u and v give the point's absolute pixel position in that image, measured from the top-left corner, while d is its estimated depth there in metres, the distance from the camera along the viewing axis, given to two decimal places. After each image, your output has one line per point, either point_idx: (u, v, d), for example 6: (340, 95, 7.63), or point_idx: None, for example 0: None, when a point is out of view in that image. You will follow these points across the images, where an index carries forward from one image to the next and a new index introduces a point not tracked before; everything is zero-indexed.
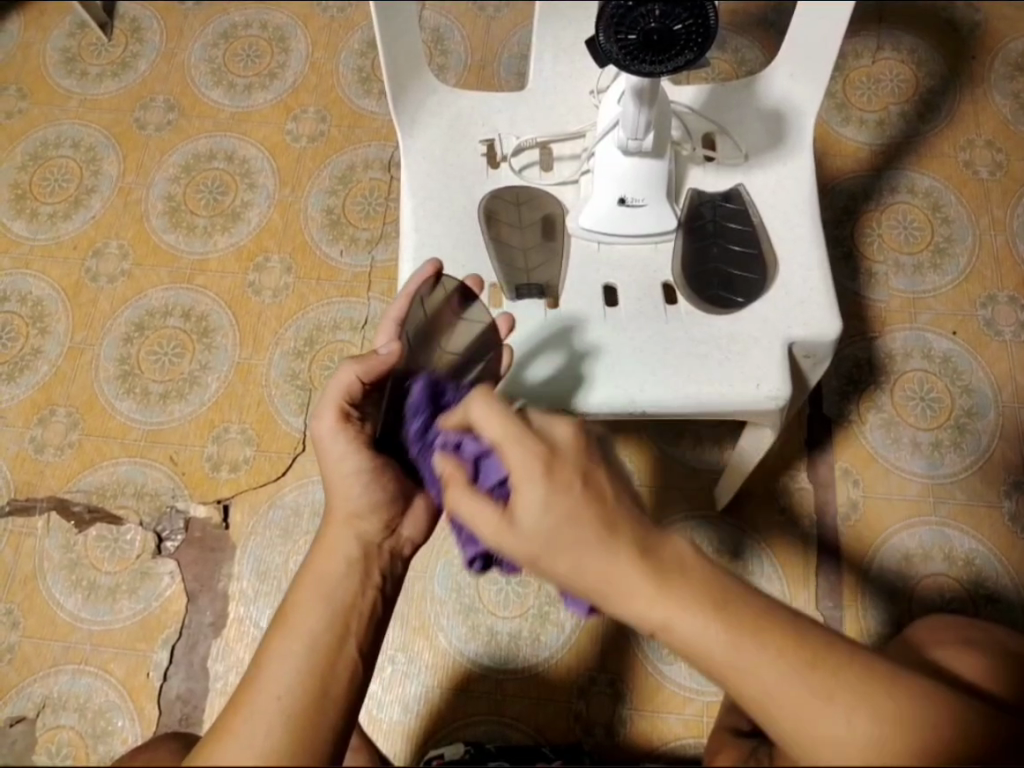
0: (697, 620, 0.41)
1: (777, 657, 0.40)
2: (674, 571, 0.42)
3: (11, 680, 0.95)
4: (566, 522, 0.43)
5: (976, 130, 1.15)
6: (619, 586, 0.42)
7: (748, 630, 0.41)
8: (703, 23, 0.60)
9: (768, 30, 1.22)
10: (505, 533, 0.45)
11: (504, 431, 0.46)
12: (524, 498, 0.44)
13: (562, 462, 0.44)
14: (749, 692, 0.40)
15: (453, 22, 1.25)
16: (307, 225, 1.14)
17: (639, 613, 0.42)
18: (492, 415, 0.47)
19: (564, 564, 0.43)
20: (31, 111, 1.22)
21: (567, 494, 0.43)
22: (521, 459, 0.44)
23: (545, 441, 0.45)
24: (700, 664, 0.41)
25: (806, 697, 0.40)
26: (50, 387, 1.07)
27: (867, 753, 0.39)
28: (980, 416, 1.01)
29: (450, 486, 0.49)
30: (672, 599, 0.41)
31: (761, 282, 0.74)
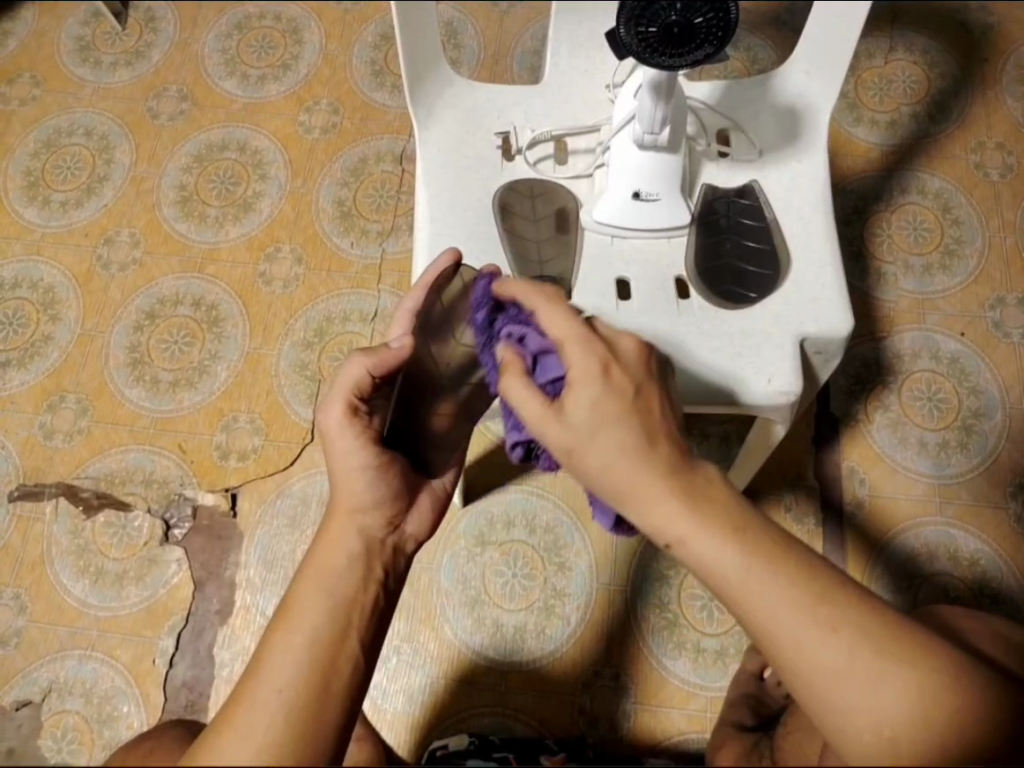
0: (718, 539, 0.47)
1: (786, 580, 0.45)
2: (703, 494, 0.48)
3: (18, 664, 0.95)
4: (610, 420, 0.50)
5: (987, 131, 1.16)
6: (647, 491, 0.48)
7: (765, 557, 0.46)
8: (723, 17, 0.60)
9: (780, 29, 1.22)
10: (550, 422, 0.51)
11: (568, 334, 0.54)
12: (575, 397, 0.51)
13: (621, 369, 0.52)
14: (754, 611, 0.45)
15: (467, 16, 1.26)
16: (318, 216, 1.15)
17: (665, 521, 0.48)
18: (560, 317, 0.55)
19: (595, 458, 0.50)
20: (44, 99, 1.22)
21: (617, 397, 0.51)
22: (583, 359, 0.52)
23: (605, 346, 0.53)
24: (718, 585, 0.47)
25: (808, 626, 0.44)
26: (61, 373, 1.08)
27: (857, 679, 0.43)
28: (987, 416, 1.02)
29: (507, 372, 0.55)
30: (697, 514, 0.47)
31: (775, 277, 0.74)
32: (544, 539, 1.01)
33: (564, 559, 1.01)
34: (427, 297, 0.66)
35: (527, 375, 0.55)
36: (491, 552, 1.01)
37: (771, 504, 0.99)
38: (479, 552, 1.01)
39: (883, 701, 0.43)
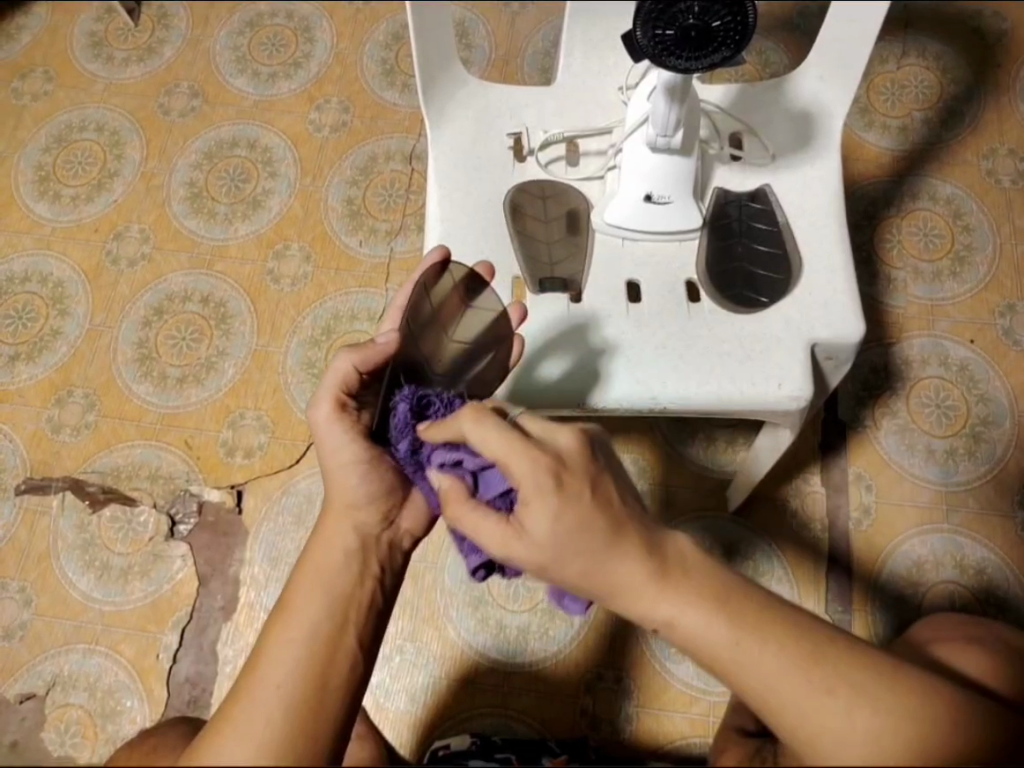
0: (701, 616, 0.44)
1: (776, 645, 0.43)
2: (675, 568, 0.46)
3: (22, 657, 0.95)
4: (572, 534, 0.46)
5: (999, 138, 1.15)
6: (625, 583, 0.46)
7: (750, 625, 0.44)
8: (741, 20, 0.60)
9: (792, 34, 1.22)
10: (514, 542, 0.48)
11: (508, 449, 0.48)
12: (531, 515, 0.46)
13: (571, 474, 0.47)
14: (747, 680, 0.43)
15: (478, 16, 1.25)
16: (327, 214, 1.15)
17: (643, 609, 0.46)
18: (486, 436, 0.49)
19: (571, 572, 0.47)
20: (56, 93, 1.23)
21: (574, 508, 0.46)
22: (532, 476, 0.46)
23: (551, 451, 0.48)
24: (708, 662, 0.45)
25: (801, 686, 0.42)
26: (69, 368, 1.08)
27: (857, 734, 0.41)
28: (996, 424, 1.01)
29: (449, 506, 0.52)
30: (675, 594, 0.45)
31: (786, 282, 0.74)
32: None
33: None
34: (416, 293, 0.64)
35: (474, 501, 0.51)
36: None
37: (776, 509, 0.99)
38: None
39: (881, 753, 0.41)
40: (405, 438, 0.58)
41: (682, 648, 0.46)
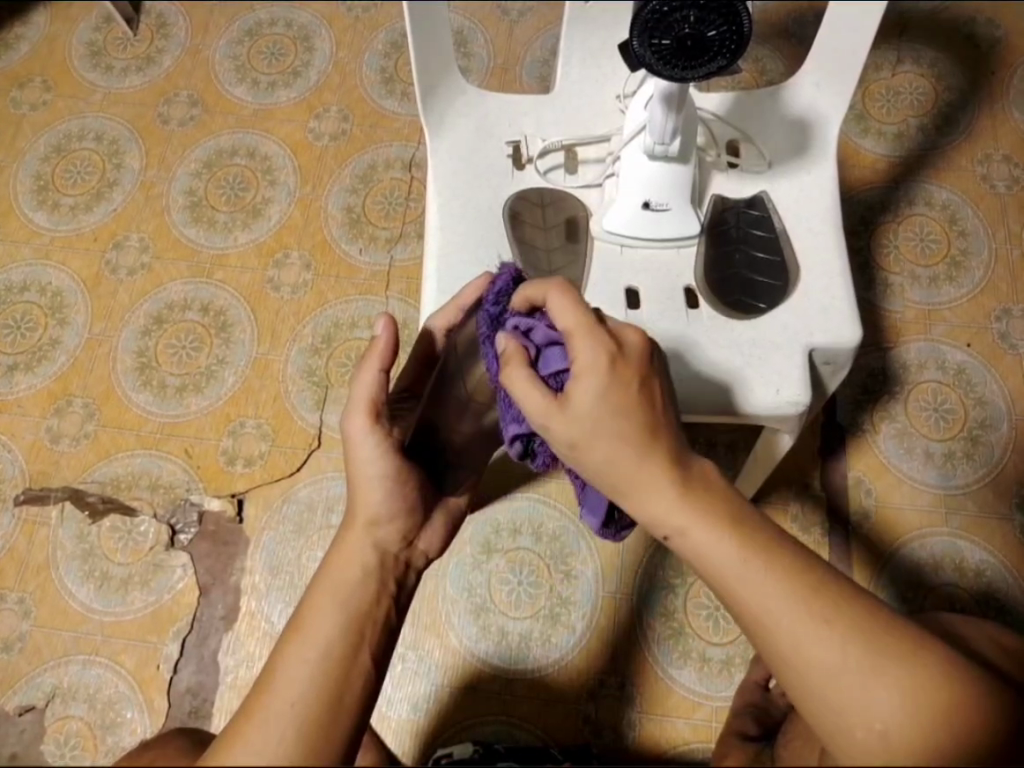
0: (711, 534, 0.48)
1: (777, 573, 0.46)
2: (697, 482, 0.50)
3: (22, 669, 0.95)
4: (614, 412, 0.49)
5: (994, 143, 1.16)
6: (647, 479, 0.49)
7: (758, 551, 0.47)
8: (737, 30, 0.61)
9: (788, 40, 1.23)
10: (553, 413, 0.50)
11: (578, 324, 0.51)
12: (580, 386, 0.50)
13: (627, 362, 0.50)
14: (748, 602, 0.46)
15: (477, 24, 1.26)
16: (327, 222, 1.15)
17: (657, 516, 0.49)
18: (567, 305, 0.52)
19: (599, 451, 0.50)
20: (55, 103, 1.23)
21: (624, 389, 0.50)
22: (592, 351, 0.50)
23: (613, 339, 0.51)
24: (714, 578, 0.48)
25: (801, 616, 0.45)
26: (68, 377, 1.08)
27: (850, 675, 0.43)
28: (994, 428, 1.02)
29: (509, 365, 0.54)
30: (690, 506, 0.49)
31: (784, 289, 0.74)
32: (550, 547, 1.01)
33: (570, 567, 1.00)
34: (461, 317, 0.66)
35: (530, 366, 0.54)
36: (497, 560, 1.01)
37: (775, 512, 0.99)
38: (485, 560, 1.01)
39: (872, 698, 0.42)
40: (498, 301, 0.62)
41: (694, 563, 0.49)
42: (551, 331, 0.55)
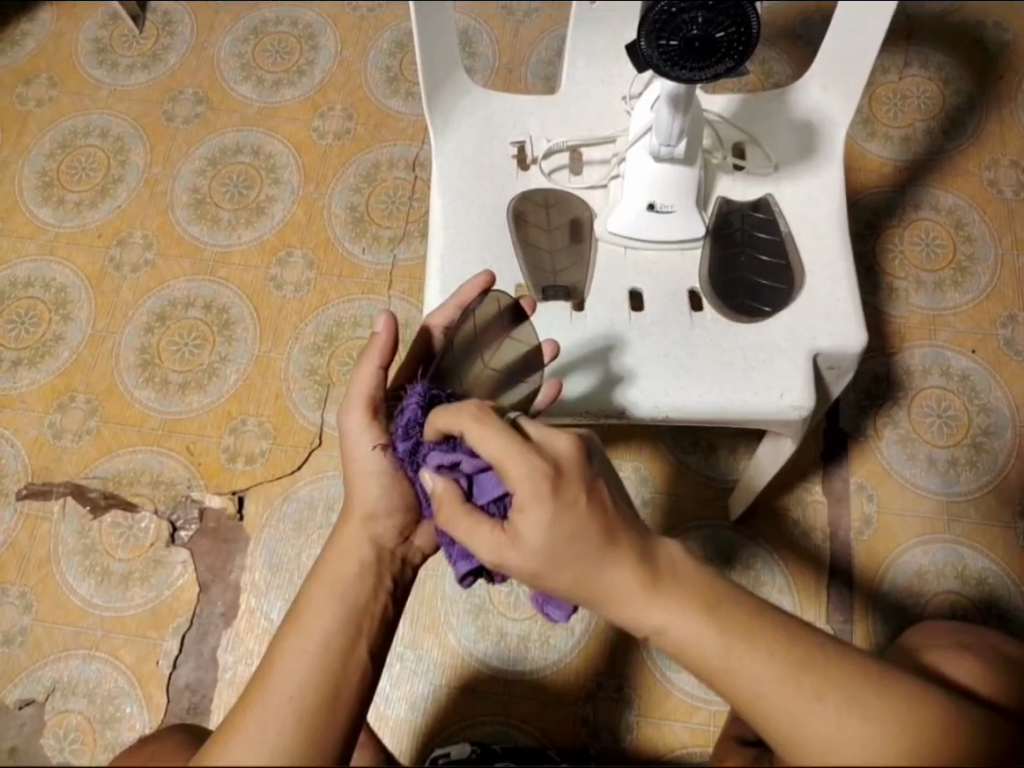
0: (690, 620, 0.46)
1: (760, 648, 0.45)
2: (666, 578, 0.47)
3: (22, 663, 0.95)
4: (569, 539, 0.47)
5: (1002, 148, 1.15)
6: (614, 593, 0.47)
7: (738, 629, 0.45)
8: (745, 31, 0.61)
9: (795, 43, 1.22)
10: (507, 550, 0.48)
11: (506, 452, 0.48)
12: (527, 522, 0.47)
13: (569, 480, 0.47)
14: (731, 683, 0.45)
15: (482, 25, 1.26)
16: (330, 221, 1.15)
17: (635, 615, 0.47)
18: (489, 434, 0.49)
19: (564, 577, 0.48)
20: (61, 99, 1.23)
21: (571, 516, 0.47)
22: (526, 480, 0.47)
23: (549, 459, 0.47)
24: (695, 664, 0.46)
25: (786, 685, 0.44)
26: (71, 373, 1.08)
27: (841, 727, 0.42)
28: (998, 435, 1.01)
29: (443, 509, 0.51)
30: (665, 602, 0.46)
31: (789, 292, 0.74)
32: None
33: None
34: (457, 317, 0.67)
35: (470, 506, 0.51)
36: None
37: (775, 517, 0.99)
38: None
39: (871, 754, 0.42)
40: (417, 402, 0.58)
41: (674, 654, 0.47)
42: (477, 459, 0.52)
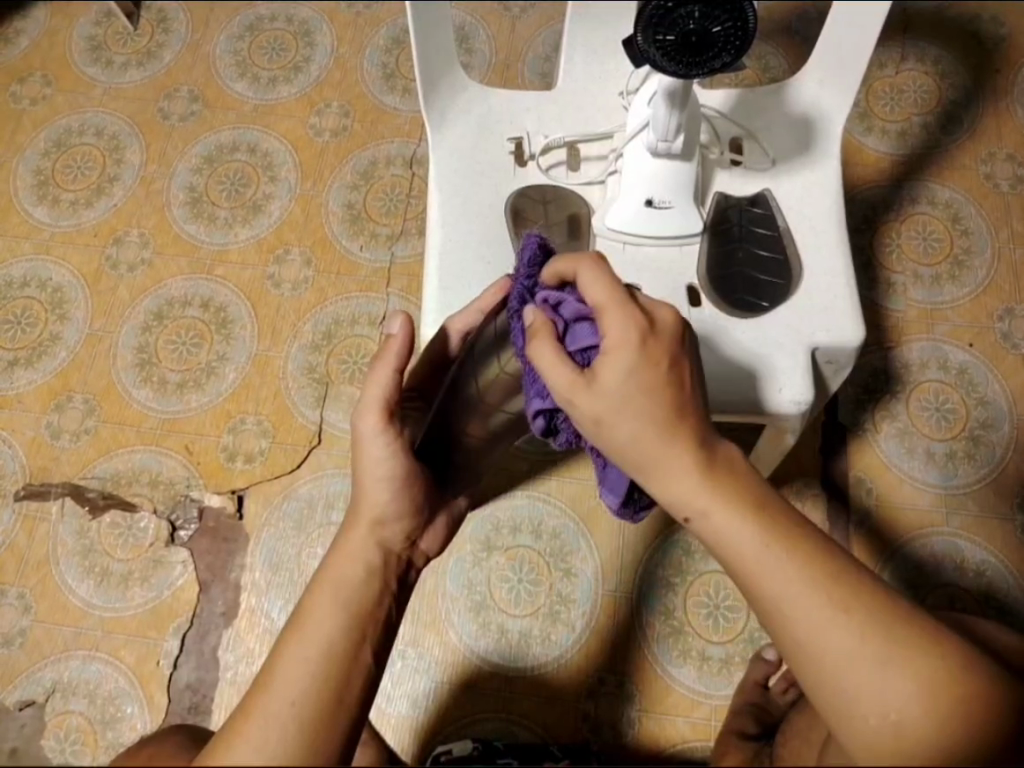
0: (737, 519, 0.48)
1: (798, 559, 0.47)
2: (724, 470, 0.50)
3: (21, 664, 0.95)
4: (645, 391, 0.49)
5: (998, 142, 1.16)
6: (672, 462, 0.49)
7: (781, 539, 0.47)
8: (742, 25, 0.61)
9: (792, 38, 1.22)
10: (580, 391, 0.50)
11: (604, 299, 0.51)
12: (609, 365, 0.49)
13: (658, 339, 0.50)
14: (770, 587, 0.46)
15: (479, 21, 1.26)
16: (328, 219, 1.15)
17: (682, 500, 0.49)
18: (601, 281, 0.52)
19: (625, 429, 0.49)
20: (55, 98, 1.22)
21: (653, 368, 0.49)
22: (622, 326, 0.50)
23: (645, 316, 0.50)
24: (734, 562, 0.48)
25: (819, 601, 0.45)
26: (68, 373, 1.08)
27: (868, 664, 0.43)
28: (995, 428, 1.02)
29: (535, 338, 0.53)
30: (715, 493, 0.49)
31: (787, 287, 0.74)
32: (550, 546, 1.01)
33: (570, 565, 1.00)
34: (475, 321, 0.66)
35: (559, 342, 0.53)
36: (497, 558, 1.01)
37: None
38: (486, 558, 1.01)
39: (886, 687, 0.43)
40: (530, 274, 0.59)
41: (713, 549, 0.49)
42: (581, 305, 0.54)
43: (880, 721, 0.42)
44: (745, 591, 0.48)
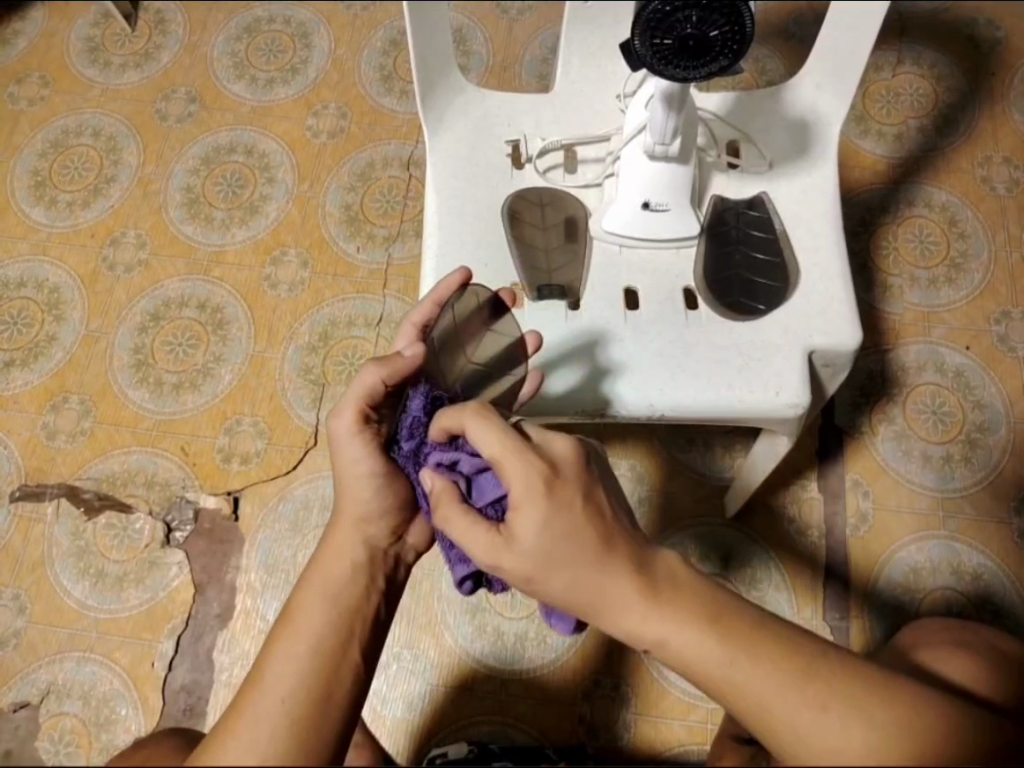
0: (690, 633, 0.46)
1: (754, 656, 0.45)
2: (667, 589, 0.48)
3: (16, 666, 0.95)
4: (561, 540, 0.47)
5: (995, 146, 1.16)
6: (614, 600, 0.47)
7: (736, 636, 0.46)
8: (739, 31, 0.60)
9: (789, 41, 1.23)
10: (502, 552, 0.49)
11: (502, 450, 0.49)
12: (521, 521, 0.48)
13: (564, 480, 0.49)
14: (744, 701, 0.45)
15: (476, 23, 1.26)
16: (325, 220, 1.15)
17: (634, 626, 0.47)
18: (490, 433, 0.50)
19: (559, 584, 0.48)
20: (53, 98, 1.22)
21: (567, 514, 0.48)
22: (523, 477, 0.48)
23: (546, 457, 0.49)
24: (699, 679, 0.46)
25: (780, 683, 0.44)
26: (65, 374, 1.08)
27: (843, 727, 0.42)
28: (992, 431, 1.02)
29: (472, 449, 0.52)
30: (666, 613, 0.47)
31: (784, 290, 0.74)
32: None
33: None
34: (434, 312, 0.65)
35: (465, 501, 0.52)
36: None
37: (771, 514, 0.99)
38: None
39: (869, 744, 0.42)
40: None
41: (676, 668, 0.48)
42: (477, 458, 0.53)
43: None
44: (719, 701, 0.46)
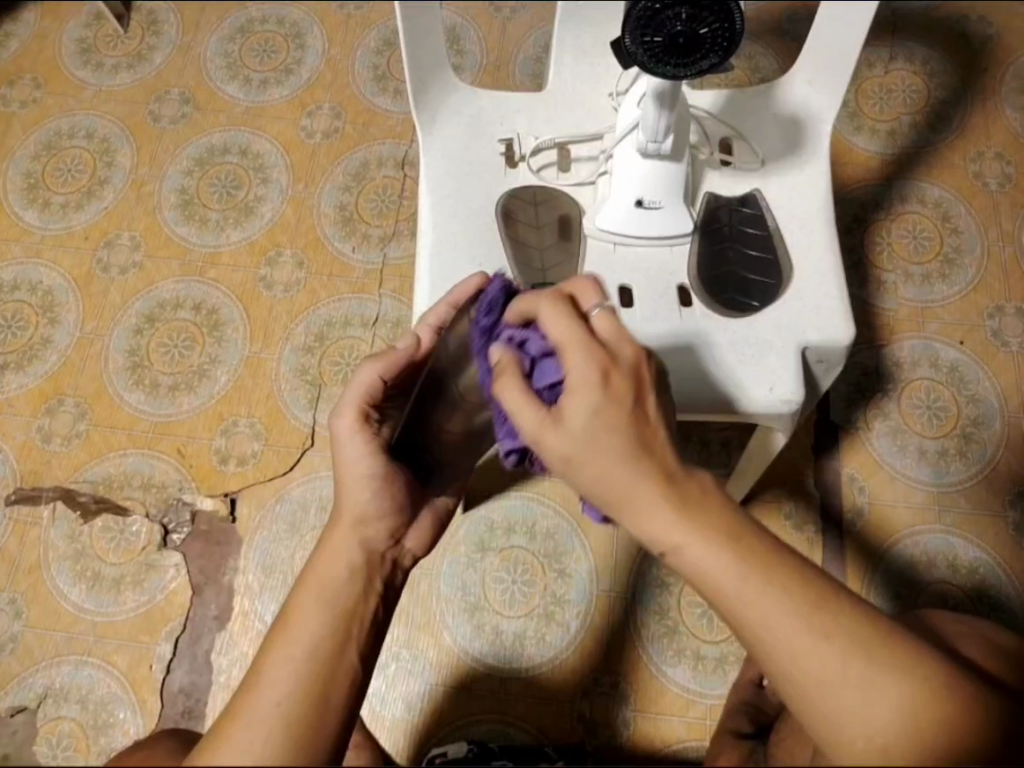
0: (714, 550, 0.45)
1: (782, 592, 0.44)
2: (695, 498, 0.46)
3: (14, 669, 0.94)
4: (609, 429, 0.46)
5: (987, 141, 1.16)
6: (642, 491, 0.46)
7: (759, 565, 0.44)
8: (728, 28, 0.61)
9: (782, 38, 1.23)
10: (549, 430, 0.48)
11: (572, 338, 0.49)
12: (574, 402, 0.47)
13: (620, 373, 0.48)
14: (749, 621, 0.44)
15: (470, 22, 1.26)
16: (320, 221, 1.15)
17: (656, 533, 0.46)
18: (561, 319, 0.50)
19: (594, 470, 0.47)
20: (45, 101, 1.22)
21: (617, 411, 0.47)
22: (583, 365, 0.47)
23: (606, 349, 0.48)
24: (713, 594, 0.45)
25: (800, 631, 0.43)
26: (60, 376, 1.07)
27: (851, 687, 0.42)
28: (987, 426, 1.02)
29: (503, 374, 0.52)
30: (689, 526, 0.45)
31: (777, 287, 0.74)
32: (545, 547, 1.01)
33: (564, 566, 1.00)
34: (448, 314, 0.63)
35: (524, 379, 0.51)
36: (491, 558, 1.01)
37: (768, 510, 0.99)
38: (479, 558, 1.01)
39: (875, 712, 0.42)
40: (490, 314, 0.60)
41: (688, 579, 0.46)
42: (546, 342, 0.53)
43: (867, 743, 0.41)
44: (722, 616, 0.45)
